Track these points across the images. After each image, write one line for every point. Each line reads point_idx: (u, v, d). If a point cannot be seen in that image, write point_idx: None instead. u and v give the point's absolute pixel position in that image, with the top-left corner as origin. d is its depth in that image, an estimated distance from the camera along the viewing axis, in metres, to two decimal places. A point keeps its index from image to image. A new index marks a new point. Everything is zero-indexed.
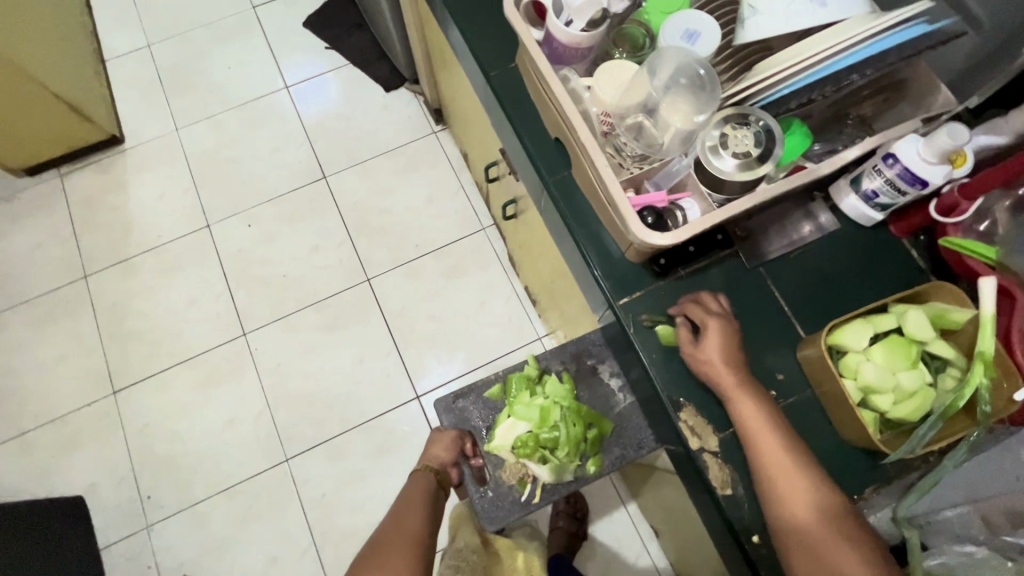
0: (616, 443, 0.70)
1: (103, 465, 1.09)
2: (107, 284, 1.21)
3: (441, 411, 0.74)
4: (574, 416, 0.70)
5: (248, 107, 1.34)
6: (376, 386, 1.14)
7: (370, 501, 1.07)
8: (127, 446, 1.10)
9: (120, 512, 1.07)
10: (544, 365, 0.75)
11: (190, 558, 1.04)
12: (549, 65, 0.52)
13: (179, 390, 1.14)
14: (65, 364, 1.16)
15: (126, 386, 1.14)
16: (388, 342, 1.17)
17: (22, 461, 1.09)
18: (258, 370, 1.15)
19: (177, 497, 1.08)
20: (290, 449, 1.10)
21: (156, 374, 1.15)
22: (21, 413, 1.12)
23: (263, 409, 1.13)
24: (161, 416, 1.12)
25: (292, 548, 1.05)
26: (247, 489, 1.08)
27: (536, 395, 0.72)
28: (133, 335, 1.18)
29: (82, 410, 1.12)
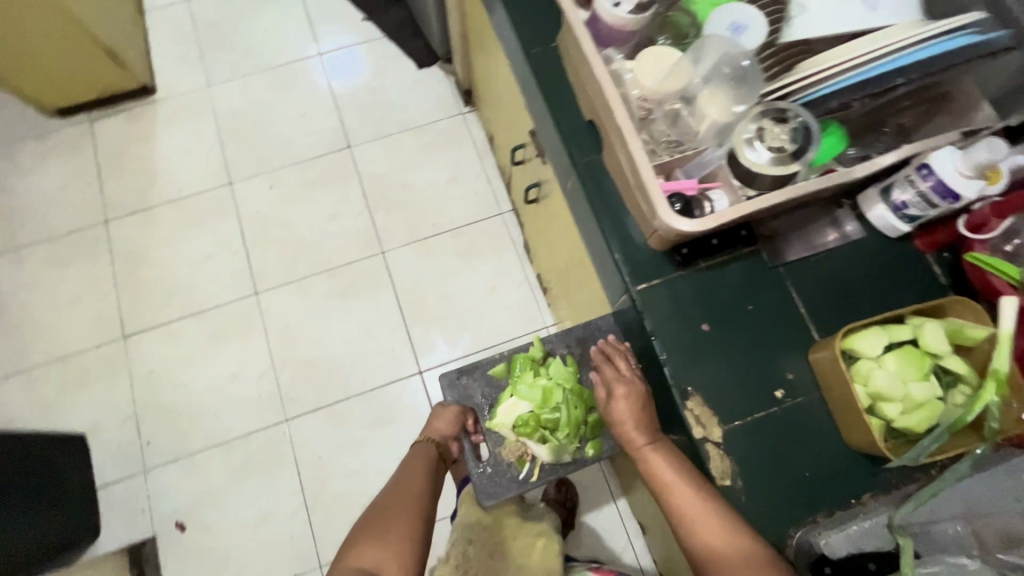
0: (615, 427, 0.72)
1: (107, 406, 1.11)
2: (127, 231, 1.23)
3: (445, 386, 0.73)
4: (576, 399, 0.70)
5: (280, 70, 1.35)
6: (381, 358, 1.15)
7: (364, 469, 1.09)
8: (132, 390, 1.12)
9: (119, 453, 1.09)
10: (549, 348, 0.74)
11: (183, 506, 1.06)
12: (591, 44, 0.52)
13: (187, 342, 1.16)
14: (80, 305, 1.17)
15: (135, 332, 1.16)
16: (397, 316, 1.18)
17: (28, 393, 1.11)
18: (266, 331, 1.17)
19: (176, 445, 1.09)
20: (291, 410, 1.12)
21: (167, 323, 1.17)
22: (32, 347, 1.14)
23: (268, 369, 1.14)
24: (168, 365, 1.14)
25: (283, 507, 1.06)
26: (244, 445, 1.10)
27: (539, 376, 0.71)
28: (148, 284, 1.19)
29: (90, 351, 1.14)
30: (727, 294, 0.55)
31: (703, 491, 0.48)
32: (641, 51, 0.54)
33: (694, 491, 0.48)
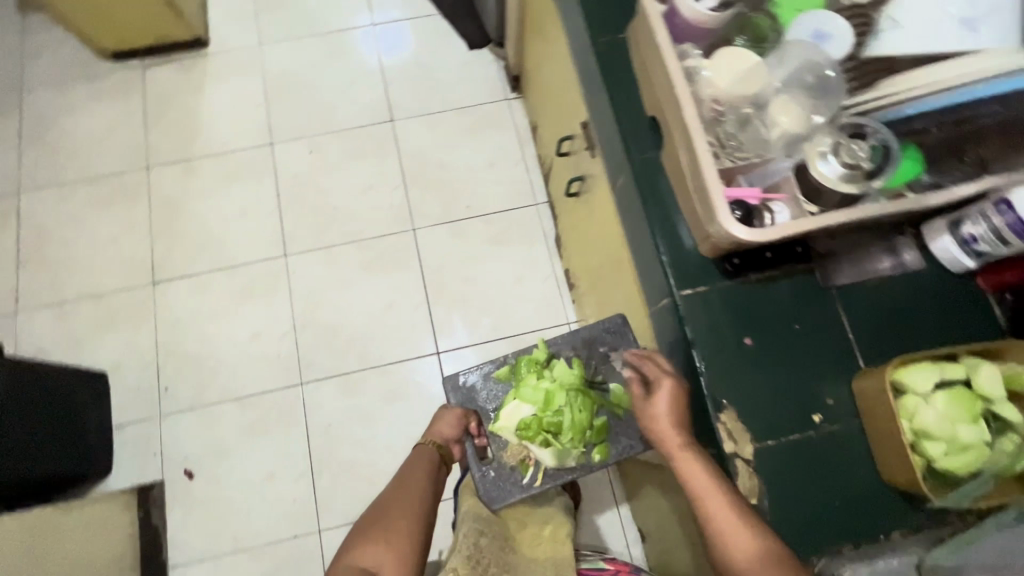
0: (625, 432, 0.71)
1: (131, 348, 1.13)
2: (167, 179, 1.24)
3: (449, 389, 0.74)
4: (579, 403, 0.69)
5: (331, 36, 1.35)
6: (400, 334, 1.15)
7: (373, 441, 1.09)
8: (156, 336, 1.14)
9: (138, 396, 1.11)
10: (554, 350, 0.73)
11: (194, 454, 1.08)
12: (667, 39, 0.50)
13: (213, 295, 1.17)
14: (116, 247, 1.20)
15: (165, 279, 1.18)
16: (420, 294, 1.18)
17: (57, 327, 1.14)
18: (291, 294, 1.17)
19: (192, 394, 1.11)
20: (306, 375, 1.13)
21: (196, 275, 1.18)
22: (64, 283, 1.17)
23: (289, 331, 1.15)
24: (193, 315, 1.16)
25: (290, 468, 1.08)
26: (258, 403, 1.11)
27: (544, 378, 0.70)
28: (182, 234, 1.21)
29: (120, 293, 1.16)
30: (773, 311, 0.53)
31: (741, 508, 0.46)
32: (717, 50, 0.52)
33: (733, 506, 0.46)
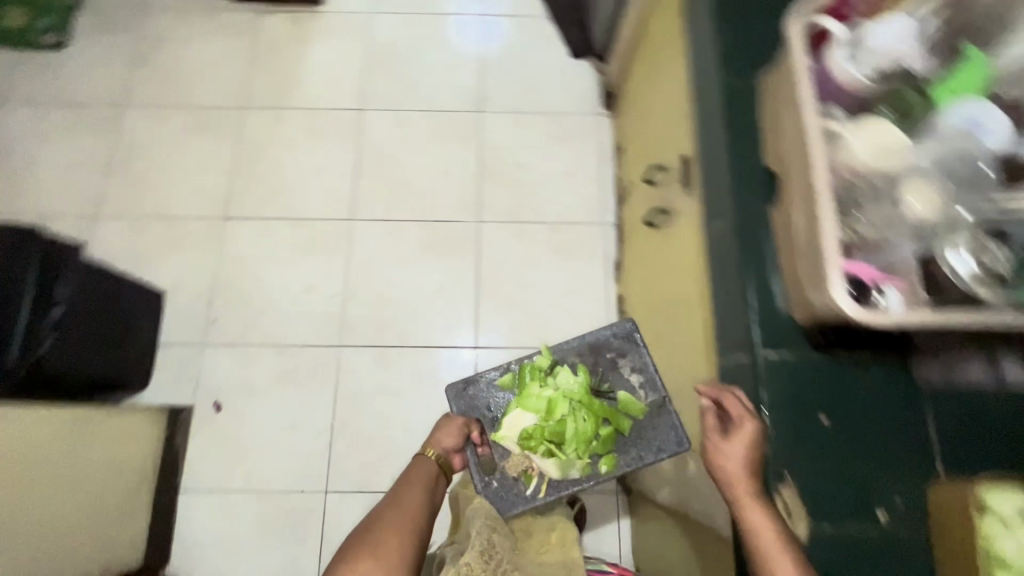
0: (637, 440, 0.81)
1: (198, 266, 1.33)
2: (261, 123, 1.44)
3: (453, 397, 0.84)
4: (582, 408, 0.81)
5: (423, 18, 1.54)
6: (445, 311, 1.30)
7: (391, 401, 1.24)
8: (217, 269, 1.32)
9: (186, 314, 1.29)
10: (559, 356, 0.85)
11: (225, 370, 1.26)
12: None
13: (281, 237, 1.35)
14: (195, 178, 1.40)
15: (236, 216, 1.37)
16: (471, 287, 1.32)
17: (136, 237, 1.34)
18: (349, 254, 1.34)
19: (241, 327, 1.29)
20: (347, 336, 1.28)
21: (264, 218, 1.37)
22: (147, 199, 1.37)
23: (340, 290, 1.32)
24: (253, 249, 1.34)
25: (315, 412, 1.23)
26: (280, 341, 1.28)
27: (544, 386, 0.82)
28: (262, 178, 1.40)
29: (200, 223, 1.36)
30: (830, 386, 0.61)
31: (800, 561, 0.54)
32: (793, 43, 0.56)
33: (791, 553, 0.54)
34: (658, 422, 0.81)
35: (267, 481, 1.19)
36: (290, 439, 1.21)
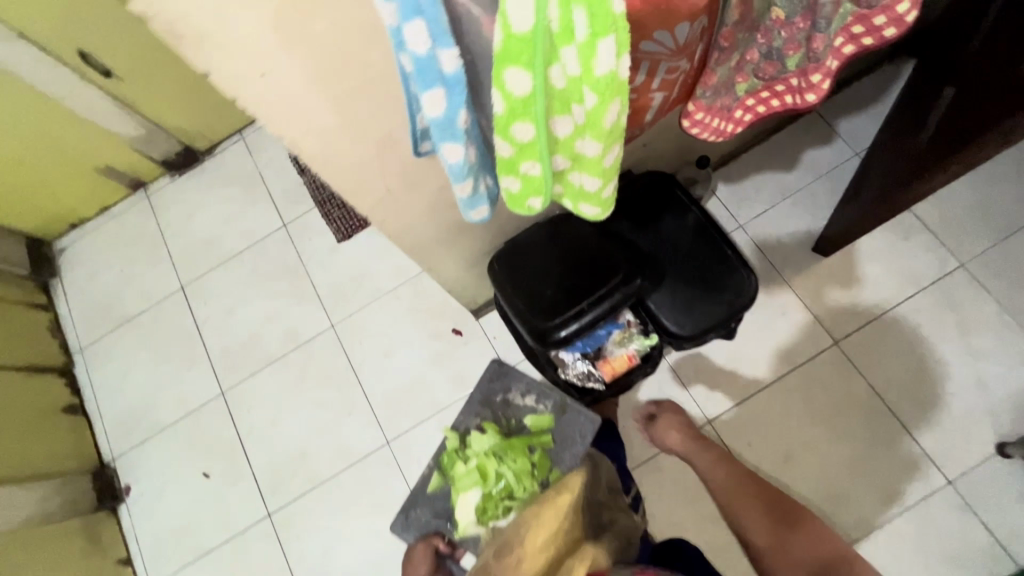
0: (561, 450, 1.34)
1: (239, 322, 1.62)
2: (276, 198, 1.71)
3: (412, 528, 1.38)
4: (509, 451, 1.31)
5: None
6: (430, 358, 1.50)
7: (402, 432, 1.46)
8: (226, 309, 1.64)
9: (232, 361, 1.59)
10: (462, 427, 1.41)
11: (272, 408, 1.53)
12: (720, 112, 0.60)
13: (285, 294, 1.62)
14: (218, 241, 1.70)
15: (223, 256, 1.68)
16: (455, 337, 1.51)
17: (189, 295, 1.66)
18: (359, 309, 1.57)
19: (278, 373, 1.56)
20: (361, 376, 1.52)
21: (238, 254, 1.68)
22: (189, 261, 1.70)
23: (350, 340, 1.55)
24: (282, 308, 1.61)
25: (337, 439, 1.48)
26: (285, 368, 1.56)
27: (464, 459, 1.34)
28: (283, 247, 1.66)
29: (217, 272, 1.67)
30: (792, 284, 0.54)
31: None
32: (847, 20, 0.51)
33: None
34: (563, 427, 1.36)
35: (312, 501, 1.45)
36: (323, 459, 1.48)
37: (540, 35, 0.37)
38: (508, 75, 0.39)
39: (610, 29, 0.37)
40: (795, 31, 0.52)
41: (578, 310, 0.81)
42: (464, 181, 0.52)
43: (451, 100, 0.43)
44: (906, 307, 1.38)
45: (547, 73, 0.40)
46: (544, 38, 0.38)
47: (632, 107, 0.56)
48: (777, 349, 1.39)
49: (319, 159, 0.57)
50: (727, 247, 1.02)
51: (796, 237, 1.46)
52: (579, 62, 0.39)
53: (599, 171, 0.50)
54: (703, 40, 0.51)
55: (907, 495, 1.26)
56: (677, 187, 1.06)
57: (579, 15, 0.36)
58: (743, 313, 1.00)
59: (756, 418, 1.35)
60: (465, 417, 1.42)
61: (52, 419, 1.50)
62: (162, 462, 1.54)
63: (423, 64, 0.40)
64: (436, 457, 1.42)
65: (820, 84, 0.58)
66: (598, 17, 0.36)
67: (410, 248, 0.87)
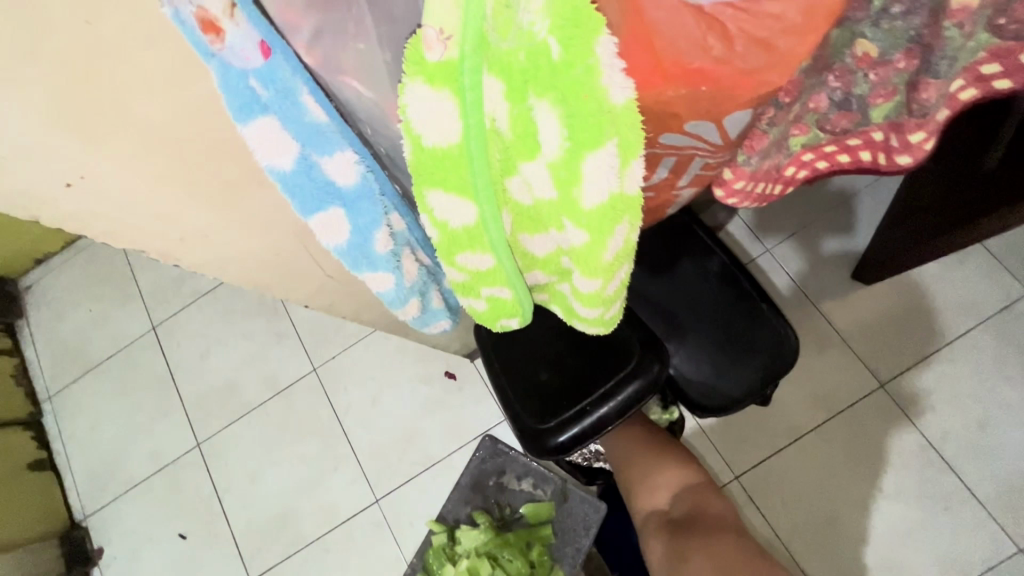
0: (563, 545, 1.18)
1: (214, 367, 1.48)
2: None
3: None
4: (504, 550, 1.15)
5: None
6: (420, 407, 1.36)
7: (392, 488, 1.32)
8: (200, 353, 1.50)
9: (208, 410, 1.46)
10: (448, 514, 1.24)
11: (251, 463, 1.40)
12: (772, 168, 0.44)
13: (262, 336, 1.48)
14: (190, 276, 1.56)
15: (194, 293, 1.55)
16: (447, 382, 1.36)
17: (161, 337, 1.53)
18: (342, 352, 1.42)
19: (256, 423, 1.42)
20: (346, 427, 1.38)
21: (210, 291, 1.54)
22: (159, 299, 1.56)
23: (333, 385, 1.41)
24: (260, 351, 1.47)
25: (320, 496, 1.35)
26: (264, 418, 1.42)
27: (455, 561, 1.17)
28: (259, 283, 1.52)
29: (188, 311, 1.53)
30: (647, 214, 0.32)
31: None
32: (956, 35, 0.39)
33: None
34: (566, 517, 1.20)
35: (295, 566, 1.32)
36: (307, 520, 1.34)
37: (479, 148, 0.28)
38: (436, 197, 0.31)
39: (597, 136, 0.26)
40: (889, 72, 0.36)
41: (580, 410, 0.65)
42: (405, 305, 0.45)
43: (353, 219, 0.36)
44: (963, 344, 1.20)
45: (502, 187, 0.31)
46: (488, 150, 0.29)
47: (651, 205, 0.49)
48: (812, 393, 1.22)
49: (208, 265, 0.42)
50: (761, 300, 0.85)
51: (833, 262, 1.28)
52: (553, 180, 0.29)
53: (597, 302, 0.36)
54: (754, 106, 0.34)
55: (968, 564, 1.10)
56: (699, 226, 0.87)
57: (540, 116, 0.27)
58: (781, 379, 0.83)
59: (790, 474, 1.19)
60: (453, 506, 1.23)
61: (16, 480, 1.37)
62: (136, 522, 1.42)
63: (298, 179, 0.33)
64: (419, 558, 1.22)
65: (924, 144, 0.42)
66: (574, 121, 0.26)
67: (372, 323, 0.72)
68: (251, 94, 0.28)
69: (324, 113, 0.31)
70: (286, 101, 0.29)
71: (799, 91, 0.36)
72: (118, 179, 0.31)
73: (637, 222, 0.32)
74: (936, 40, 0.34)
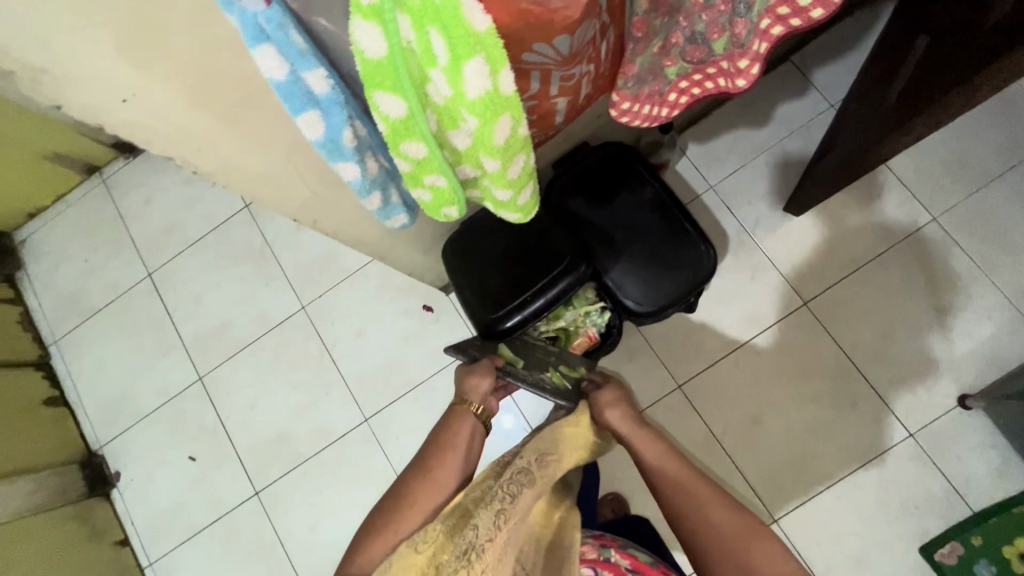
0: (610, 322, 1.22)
1: (208, 308, 1.61)
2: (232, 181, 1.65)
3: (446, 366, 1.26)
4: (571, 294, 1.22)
5: None
6: (401, 338, 1.51)
7: (379, 408, 1.48)
8: (194, 297, 1.62)
9: (206, 347, 1.59)
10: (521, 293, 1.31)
11: (250, 392, 1.55)
12: (647, 88, 0.57)
13: (251, 279, 1.60)
14: (179, 227, 1.66)
15: (183, 242, 1.65)
16: (425, 315, 1.51)
17: (156, 283, 1.64)
18: (327, 291, 1.56)
19: (253, 356, 1.56)
20: (335, 358, 1.53)
21: (200, 239, 1.64)
22: (152, 249, 1.66)
23: (321, 320, 1.55)
24: (251, 293, 1.59)
25: (313, 416, 1.51)
26: (260, 352, 1.56)
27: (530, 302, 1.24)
28: (247, 233, 1.62)
29: (180, 259, 1.64)
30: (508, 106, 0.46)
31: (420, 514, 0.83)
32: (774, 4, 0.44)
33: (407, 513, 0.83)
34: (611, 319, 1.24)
35: (294, 480, 1.49)
36: (304, 440, 1.50)
37: (399, 62, 0.39)
38: (380, 98, 0.42)
39: (473, 51, 0.39)
40: (716, 15, 0.47)
41: (522, 301, 0.85)
42: (370, 196, 0.55)
43: (327, 119, 0.46)
44: (874, 266, 1.37)
45: (423, 90, 0.42)
46: (407, 62, 0.39)
47: (535, 113, 0.57)
48: (746, 312, 1.39)
49: (220, 172, 0.54)
50: (686, 221, 1.00)
51: (769, 198, 1.43)
52: (448, 84, 0.41)
53: (506, 182, 0.52)
54: (613, 28, 0.50)
55: (869, 450, 1.30)
56: (636, 159, 1.02)
57: (435, 39, 0.38)
58: (702, 288, 0.99)
59: (724, 382, 1.37)
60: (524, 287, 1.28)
61: (33, 413, 1.50)
62: (148, 448, 1.57)
63: (287, 86, 0.42)
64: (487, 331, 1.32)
65: (750, 71, 0.50)
66: (455, 41, 0.38)
67: (352, 243, 0.85)
68: (258, 26, 0.38)
69: (305, 41, 0.41)
70: (280, 32, 0.39)
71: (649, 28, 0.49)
72: (158, 99, 0.43)
73: (516, 117, 0.46)
74: None
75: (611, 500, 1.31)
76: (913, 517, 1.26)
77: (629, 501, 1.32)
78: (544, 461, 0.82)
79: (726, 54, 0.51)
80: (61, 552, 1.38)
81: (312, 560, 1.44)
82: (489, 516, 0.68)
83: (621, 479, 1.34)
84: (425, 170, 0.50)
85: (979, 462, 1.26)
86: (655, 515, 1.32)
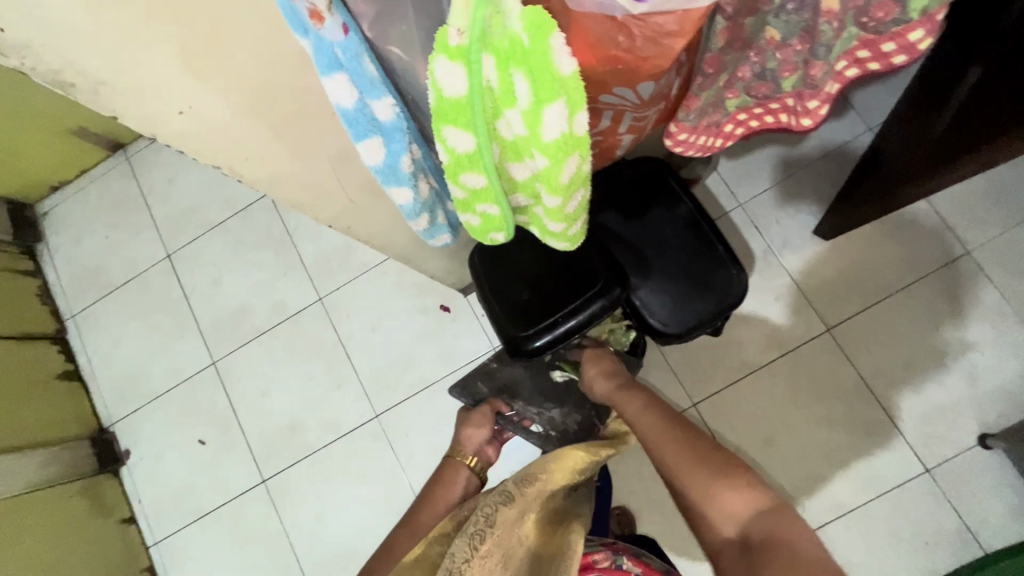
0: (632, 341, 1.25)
1: (225, 293, 1.61)
2: None
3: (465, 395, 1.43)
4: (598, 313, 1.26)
5: None
6: (415, 337, 1.50)
7: (390, 404, 1.48)
8: (212, 281, 1.62)
9: (221, 332, 1.59)
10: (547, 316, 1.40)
11: (263, 380, 1.55)
12: (706, 119, 0.54)
13: (269, 267, 1.59)
14: (201, 210, 1.65)
15: (204, 226, 1.64)
16: (442, 315, 1.50)
17: (175, 264, 1.64)
18: (344, 284, 1.55)
19: (268, 344, 1.56)
20: (349, 352, 1.52)
21: (221, 223, 1.64)
22: (172, 230, 1.66)
23: (337, 313, 1.54)
24: (269, 281, 1.59)
25: (324, 408, 1.51)
26: (274, 340, 1.56)
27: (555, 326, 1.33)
28: (268, 220, 1.62)
29: (200, 242, 1.64)
30: None
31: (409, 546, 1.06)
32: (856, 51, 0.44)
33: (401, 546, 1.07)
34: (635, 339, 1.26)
35: (302, 470, 1.49)
36: (314, 431, 1.50)
37: (478, 100, 0.38)
38: (449, 132, 0.42)
39: (555, 95, 0.38)
40: (791, 54, 0.45)
41: (552, 321, 0.84)
42: (418, 218, 0.54)
43: (387, 145, 0.45)
44: (901, 296, 1.35)
45: (493, 126, 0.42)
46: (484, 100, 0.39)
47: (598, 147, 0.57)
48: (767, 333, 1.37)
49: (266, 182, 0.53)
50: (718, 244, 0.98)
51: (798, 219, 1.40)
52: (524, 123, 0.40)
53: (562, 217, 0.51)
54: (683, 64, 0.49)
55: (883, 482, 1.29)
56: (671, 176, 1.00)
57: (519, 82, 0.38)
58: (730, 313, 0.97)
59: (739, 404, 1.35)
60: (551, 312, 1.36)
61: (48, 386, 1.52)
62: (157, 429, 1.58)
63: (354, 114, 0.41)
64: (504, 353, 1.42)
65: (818, 111, 0.50)
66: (539, 85, 0.37)
67: (382, 248, 0.84)
68: (333, 56, 0.37)
69: (376, 70, 0.40)
70: (354, 62, 0.38)
71: (721, 63, 0.48)
72: (212, 109, 0.42)
73: (584, 156, 0.44)
74: (815, 31, 0.42)
75: (618, 514, 1.31)
76: (923, 553, 1.25)
77: (636, 516, 1.32)
78: (529, 479, 0.84)
79: (795, 92, 0.49)
80: (68, 527, 1.40)
81: (316, 551, 1.45)
82: (465, 544, 0.71)
83: (630, 493, 1.33)
84: (481, 199, 0.49)
85: (994, 501, 1.25)
86: (663, 532, 1.31)
